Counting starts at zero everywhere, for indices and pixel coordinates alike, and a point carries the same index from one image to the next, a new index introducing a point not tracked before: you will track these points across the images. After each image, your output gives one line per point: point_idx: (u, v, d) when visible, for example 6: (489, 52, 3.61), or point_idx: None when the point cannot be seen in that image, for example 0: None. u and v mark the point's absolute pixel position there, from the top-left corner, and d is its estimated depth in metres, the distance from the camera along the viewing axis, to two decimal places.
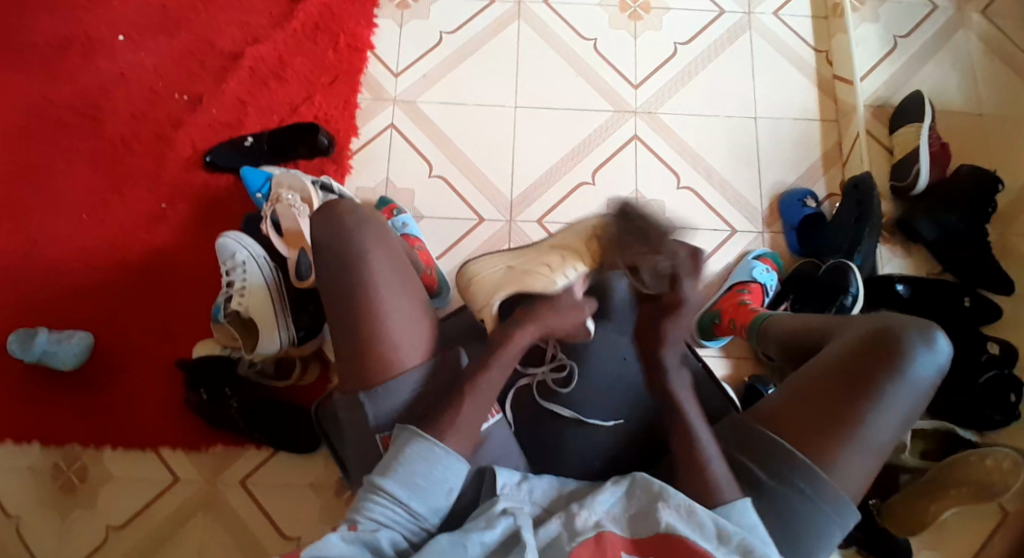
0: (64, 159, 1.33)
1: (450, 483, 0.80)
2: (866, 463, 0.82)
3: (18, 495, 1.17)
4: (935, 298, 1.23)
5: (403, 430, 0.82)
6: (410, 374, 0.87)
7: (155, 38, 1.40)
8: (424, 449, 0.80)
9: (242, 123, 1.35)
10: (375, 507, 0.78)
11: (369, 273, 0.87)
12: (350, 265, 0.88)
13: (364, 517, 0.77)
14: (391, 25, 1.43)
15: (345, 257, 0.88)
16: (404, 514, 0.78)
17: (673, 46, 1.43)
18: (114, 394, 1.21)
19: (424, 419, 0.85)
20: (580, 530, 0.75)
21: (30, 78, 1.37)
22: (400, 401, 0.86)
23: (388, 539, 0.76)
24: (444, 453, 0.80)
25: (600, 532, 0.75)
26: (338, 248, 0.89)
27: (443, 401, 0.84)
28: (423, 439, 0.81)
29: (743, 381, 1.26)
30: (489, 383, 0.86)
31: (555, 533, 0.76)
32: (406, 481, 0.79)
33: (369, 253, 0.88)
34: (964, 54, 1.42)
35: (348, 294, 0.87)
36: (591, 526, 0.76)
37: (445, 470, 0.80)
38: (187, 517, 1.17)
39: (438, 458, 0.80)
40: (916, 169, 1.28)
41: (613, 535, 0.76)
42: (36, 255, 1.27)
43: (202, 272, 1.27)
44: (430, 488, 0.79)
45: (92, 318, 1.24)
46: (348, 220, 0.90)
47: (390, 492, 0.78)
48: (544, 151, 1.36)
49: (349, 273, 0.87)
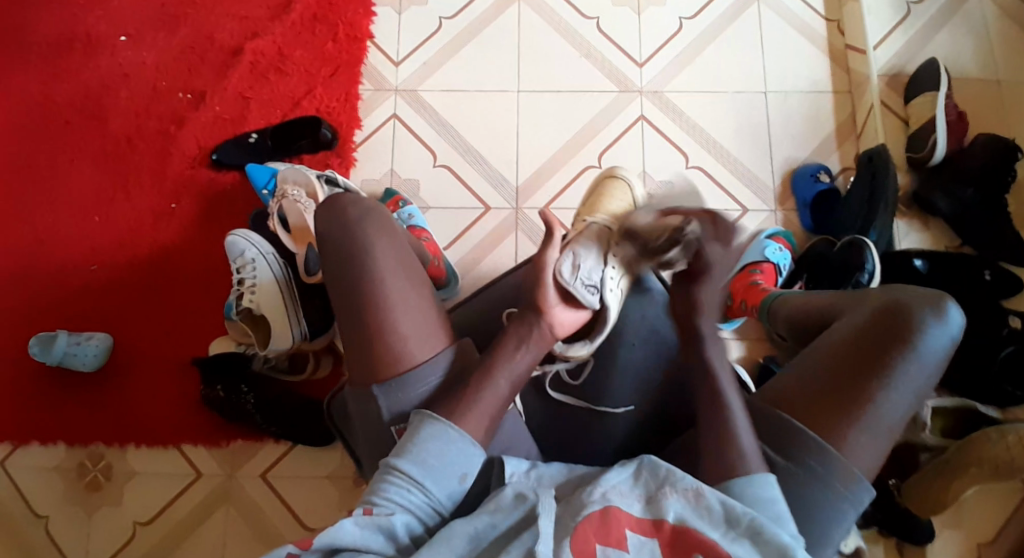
0: (75, 162, 1.34)
1: (464, 468, 0.80)
2: (879, 443, 0.81)
3: (48, 494, 1.21)
4: (954, 272, 1.20)
5: (416, 414, 0.83)
6: (427, 370, 0.86)
7: (156, 36, 1.40)
8: (438, 430, 0.81)
9: (245, 119, 1.36)
10: (392, 488, 0.77)
11: (372, 265, 0.88)
12: (354, 258, 0.88)
13: (381, 499, 0.77)
14: (390, 13, 1.41)
15: (349, 248, 0.89)
16: (420, 497, 0.78)
17: (678, 22, 1.40)
18: (133, 393, 1.23)
19: (423, 406, 0.85)
20: (585, 503, 0.74)
21: (37, 82, 1.38)
22: (420, 396, 0.86)
23: (403, 524, 0.75)
24: (459, 435, 0.81)
25: (607, 504, 0.74)
26: (341, 241, 0.89)
27: (443, 396, 0.85)
28: (437, 420, 0.81)
29: (758, 362, 1.25)
30: (508, 364, 0.86)
31: (557, 514, 0.74)
32: (422, 462, 0.79)
33: (374, 243, 0.89)
34: (980, 19, 1.37)
35: (353, 287, 0.88)
36: (597, 498, 0.75)
37: (459, 452, 0.80)
38: (210, 510, 1.19)
39: (452, 441, 0.80)
40: (933, 141, 1.24)
41: (621, 510, 0.74)
42: (52, 258, 1.30)
43: (214, 270, 1.29)
44: (445, 469, 0.79)
45: (109, 319, 1.27)
46: (351, 212, 0.91)
47: (405, 472, 0.78)
48: (548, 136, 1.34)
49: (354, 264, 0.88)
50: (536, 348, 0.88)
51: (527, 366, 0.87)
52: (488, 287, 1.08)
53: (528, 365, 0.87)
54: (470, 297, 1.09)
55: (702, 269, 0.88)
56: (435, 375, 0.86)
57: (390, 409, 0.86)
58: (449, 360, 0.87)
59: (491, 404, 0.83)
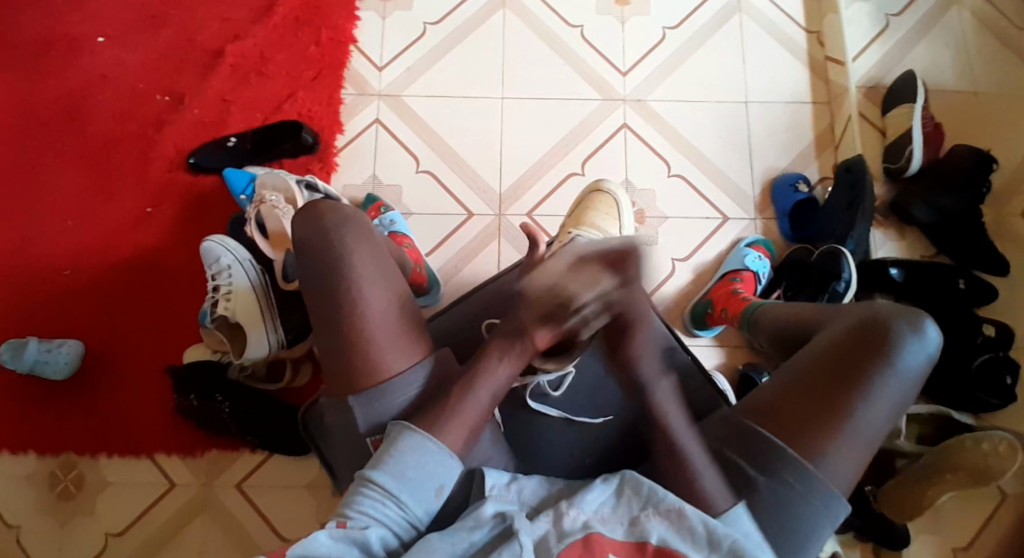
0: (48, 164, 1.31)
1: (440, 480, 0.79)
2: (857, 456, 0.81)
3: (18, 505, 1.17)
4: (929, 282, 1.22)
5: (395, 425, 0.82)
6: (405, 380, 0.85)
7: (134, 37, 1.38)
8: (417, 442, 0.80)
9: (224, 123, 1.33)
10: (365, 501, 0.77)
11: (352, 274, 0.86)
12: (333, 267, 0.87)
13: (355, 512, 0.76)
14: (373, 18, 1.40)
15: (328, 257, 0.87)
16: (395, 510, 0.77)
17: (662, 31, 1.40)
18: (107, 401, 1.21)
19: (407, 415, 0.84)
20: (568, 531, 0.74)
21: (11, 82, 1.35)
22: (397, 406, 0.85)
23: (379, 538, 0.74)
24: (436, 448, 0.80)
25: (589, 532, 0.73)
26: (320, 250, 0.87)
27: (428, 403, 0.84)
28: (414, 432, 0.80)
29: (738, 369, 1.25)
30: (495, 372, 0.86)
31: (544, 531, 0.74)
32: (397, 474, 0.78)
33: (353, 252, 0.87)
34: (957, 33, 1.40)
35: (331, 296, 0.86)
36: (579, 527, 0.74)
37: (437, 463, 0.79)
38: (185, 521, 1.17)
39: (429, 452, 0.79)
40: (909, 152, 1.27)
41: (602, 536, 0.74)
42: (23, 261, 1.26)
43: (191, 276, 1.26)
44: (421, 482, 0.78)
45: (82, 325, 1.24)
46: (330, 219, 0.89)
47: (380, 484, 0.77)
48: (532, 143, 1.34)
49: (334, 272, 0.86)
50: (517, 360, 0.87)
51: (510, 376, 0.87)
52: (476, 289, 1.09)
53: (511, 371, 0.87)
54: (453, 304, 1.08)
55: (630, 321, 0.87)
56: (414, 384, 0.85)
57: (366, 419, 0.85)
58: (429, 367, 0.87)
59: (473, 416, 0.83)
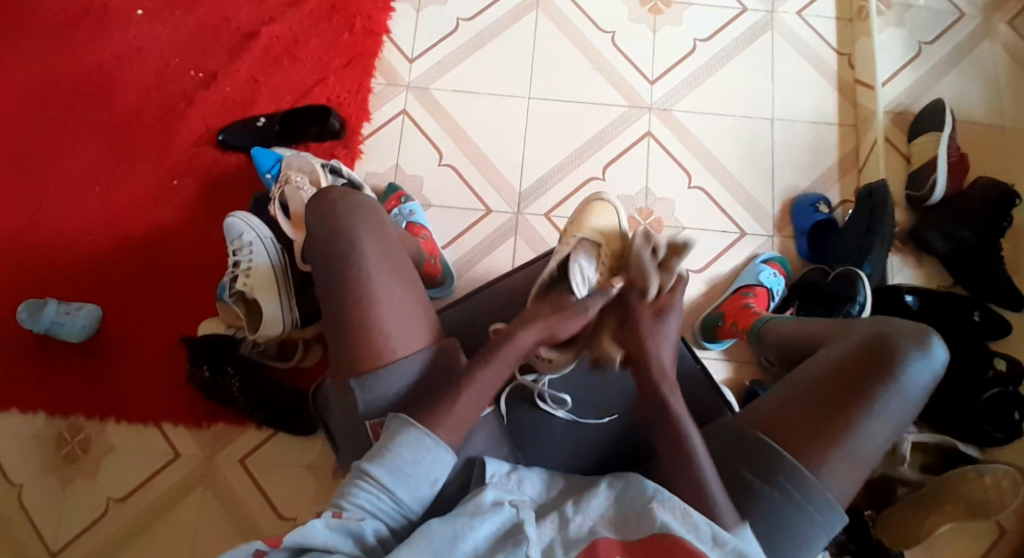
0: (78, 132, 1.33)
1: (436, 474, 0.79)
2: (855, 472, 0.82)
3: (24, 464, 1.19)
4: (945, 310, 1.21)
5: (395, 418, 0.82)
6: (403, 365, 0.86)
7: (172, 13, 1.40)
8: (415, 438, 0.79)
9: (255, 103, 1.35)
10: (361, 494, 0.76)
11: (360, 261, 0.87)
12: (341, 255, 0.87)
13: (350, 503, 0.75)
14: (407, 10, 1.42)
15: (337, 245, 0.88)
16: (390, 503, 0.77)
17: (692, 43, 1.41)
18: (118, 368, 1.22)
19: (417, 405, 0.85)
20: (573, 538, 0.74)
21: (48, 48, 1.38)
22: (396, 390, 0.86)
23: (372, 529, 0.75)
24: (434, 444, 0.80)
25: (595, 538, 0.74)
26: (329, 237, 0.88)
27: (422, 401, 0.84)
28: (414, 428, 0.80)
29: (744, 386, 1.24)
30: (485, 382, 0.85)
31: (549, 539, 0.74)
32: (393, 469, 0.78)
33: (363, 240, 0.88)
34: (989, 65, 1.39)
35: (338, 284, 0.87)
36: (584, 535, 0.74)
37: (434, 460, 0.79)
38: (185, 492, 1.18)
39: (427, 448, 0.79)
40: (933, 179, 1.27)
41: (607, 539, 0.74)
42: (48, 224, 1.29)
43: (209, 250, 1.28)
44: (416, 478, 0.78)
45: (99, 292, 1.26)
46: (341, 206, 0.90)
47: (376, 478, 0.77)
48: (555, 145, 1.35)
49: (342, 259, 0.87)
50: (503, 364, 0.87)
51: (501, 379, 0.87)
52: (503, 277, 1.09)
53: (531, 344, 0.89)
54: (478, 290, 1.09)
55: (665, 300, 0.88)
56: (411, 371, 0.86)
57: (364, 401, 0.86)
58: (428, 356, 0.87)
59: (476, 410, 0.84)
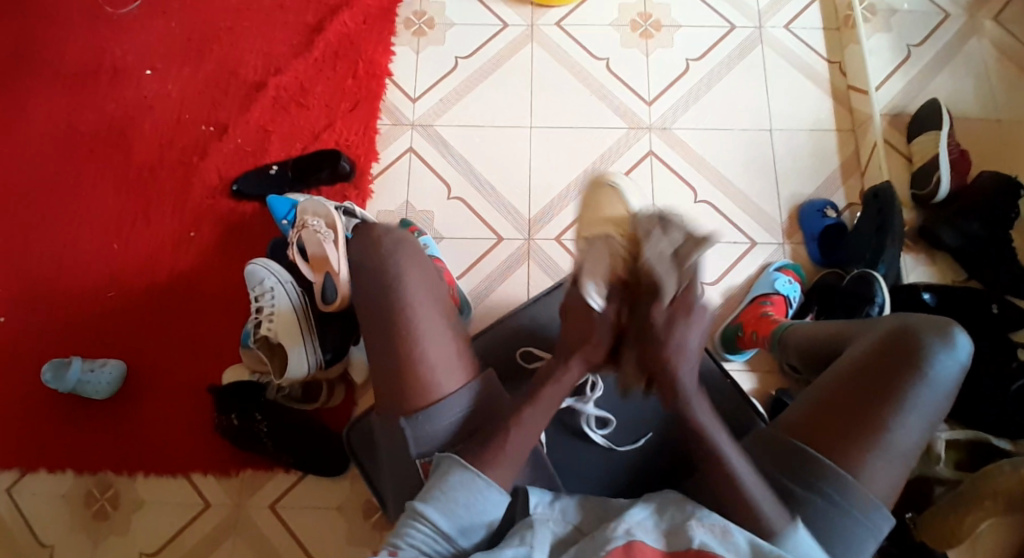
0: (93, 192, 1.36)
1: (490, 515, 0.79)
2: (894, 471, 0.82)
3: (55, 524, 1.19)
4: (962, 305, 1.21)
5: (443, 459, 0.81)
6: (453, 400, 0.86)
7: (180, 71, 1.44)
8: (468, 479, 0.79)
9: (266, 151, 1.38)
10: (416, 534, 0.77)
11: (405, 297, 0.88)
12: (386, 290, 0.88)
13: (405, 544, 0.76)
14: (408, 52, 1.46)
15: (381, 279, 0.89)
16: (443, 545, 0.77)
17: (684, 63, 1.44)
18: (144, 421, 1.23)
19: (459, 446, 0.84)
20: (609, 537, 0.74)
21: (62, 112, 1.41)
22: (445, 427, 0.86)
23: None
24: (486, 484, 0.79)
25: (631, 539, 0.73)
26: (375, 272, 0.89)
27: (474, 435, 0.84)
28: (467, 469, 0.80)
29: (770, 395, 1.24)
30: (533, 418, 0.84)
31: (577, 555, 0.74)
32: (447, 510, 0.78)
33: (406, 275, 0.89)
34: (978, 62, 1.42)
35: (384, 318, 0.88)
36: (621, 534, 0.74)
37: (487, 501, 0.79)
38: (217, 542, 1.18)
39: (479, 489, 0.79)
40: (937, 177, 1.28)
41: (642, 543, 0.74)
42: (68, 284, 1.30)
43: (228, 298, 1.30)
44: (469, 519, 0.78)
45: (122, 347, 1.27)
46: (385, 241, 0.91)
47: (431, 519, 0.77)
48: (559, 171, 1.37)
49: (387, 293, 0.88)
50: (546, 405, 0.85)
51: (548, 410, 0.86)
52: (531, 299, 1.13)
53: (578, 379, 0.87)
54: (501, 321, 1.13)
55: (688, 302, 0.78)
56: (459, 407, 0.86)
57: (415, 441, 0.86)
58: (479, 388, 0.88)
59: (527, 444, 0.83)
